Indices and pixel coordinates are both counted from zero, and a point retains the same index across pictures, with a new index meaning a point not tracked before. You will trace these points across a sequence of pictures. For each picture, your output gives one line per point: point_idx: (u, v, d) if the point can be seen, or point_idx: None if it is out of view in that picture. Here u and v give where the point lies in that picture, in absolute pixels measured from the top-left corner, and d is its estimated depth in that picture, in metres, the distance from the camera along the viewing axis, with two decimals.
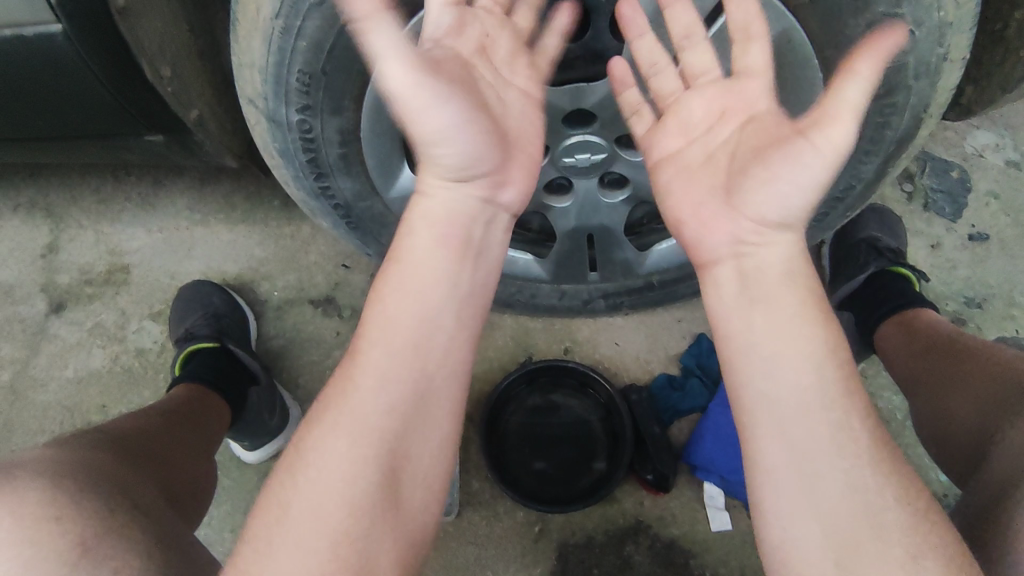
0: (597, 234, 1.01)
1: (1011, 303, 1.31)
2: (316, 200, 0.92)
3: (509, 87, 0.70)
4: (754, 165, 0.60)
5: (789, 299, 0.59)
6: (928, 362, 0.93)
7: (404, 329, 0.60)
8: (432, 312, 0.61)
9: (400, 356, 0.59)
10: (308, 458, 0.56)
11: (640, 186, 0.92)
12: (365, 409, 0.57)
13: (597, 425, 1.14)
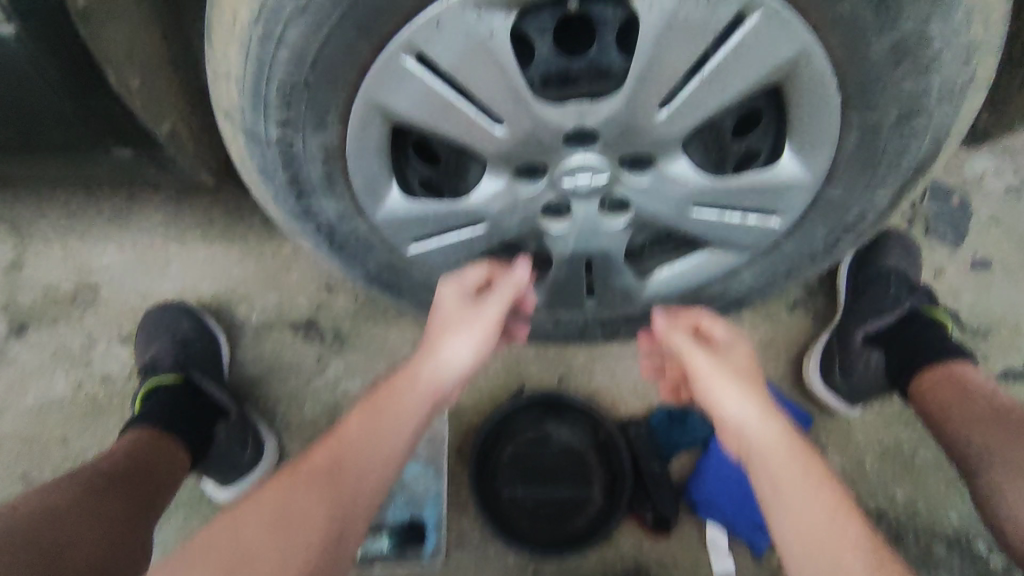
0: (596, 260, 0.95)
1: (1017, 333, 1.28)
2: (297, 220, 0.86)
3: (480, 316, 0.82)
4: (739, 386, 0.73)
5: (775, 428, 0.69)
6: (999, 432, 0.86)
7: (372, 457, 0.72)
8: (404, 425, 0.75)
9: (376, 448, 0.72)
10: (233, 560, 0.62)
11: (644, 210, 0.85)
12: (311, 485, 0.68)
13: (591, 459, 1.08)
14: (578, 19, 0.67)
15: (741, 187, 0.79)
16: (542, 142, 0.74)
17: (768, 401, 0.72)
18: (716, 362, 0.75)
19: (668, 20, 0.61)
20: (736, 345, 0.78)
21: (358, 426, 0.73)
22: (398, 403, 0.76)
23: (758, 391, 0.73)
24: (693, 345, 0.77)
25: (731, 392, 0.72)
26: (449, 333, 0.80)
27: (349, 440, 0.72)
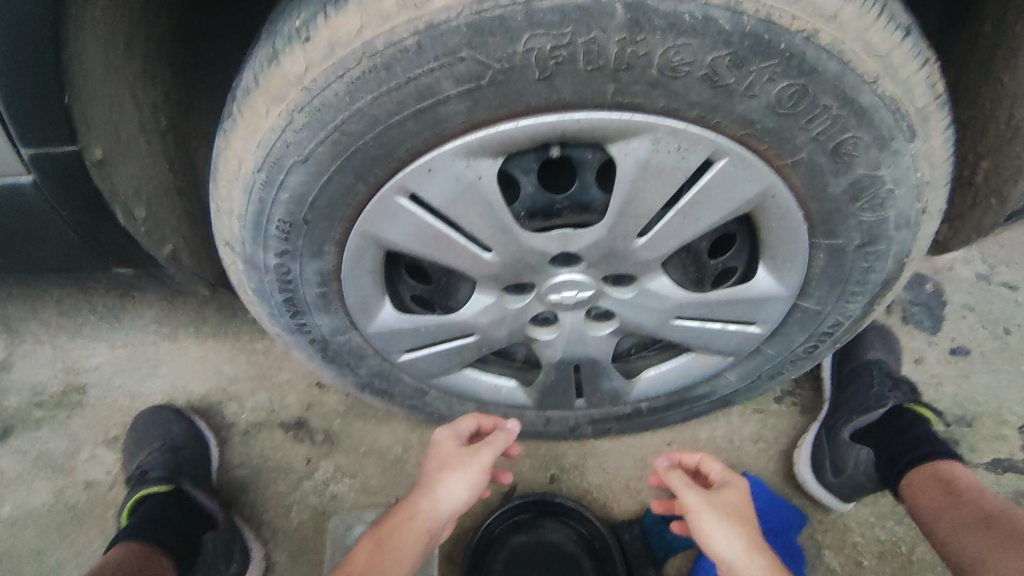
0: (584, 365, 0.98)
1: (1001, 421, 1.29)
2: (292, 334, 0.89)
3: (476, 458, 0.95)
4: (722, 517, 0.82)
5: (756, 563, 0.77)
6: (985, 539, 0.87)
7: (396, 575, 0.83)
8: (404, 557, 0.85)
9: (391, 568, 0.84)
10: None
11: (629, 322, 0.89)
12: None
13: (586, 564, 1.06)
14: (560, 161, 0.71)
15: (720, 301, 0.83)
16: (529, 265, 0.78)
17: (758, 535, 0.81)
18: (708, 500, 0.84)
19: (643, 164, 0.66)
20: (732, 484, 0.89)
21: (375, 554, 0.85)
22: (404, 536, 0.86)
23: (750, 526, 0.82)
24: (687, 484, 0.86)
25: (721, 532, 0.81)
26: (445, 475, 0.91)
27: (369, 565, 0.84)
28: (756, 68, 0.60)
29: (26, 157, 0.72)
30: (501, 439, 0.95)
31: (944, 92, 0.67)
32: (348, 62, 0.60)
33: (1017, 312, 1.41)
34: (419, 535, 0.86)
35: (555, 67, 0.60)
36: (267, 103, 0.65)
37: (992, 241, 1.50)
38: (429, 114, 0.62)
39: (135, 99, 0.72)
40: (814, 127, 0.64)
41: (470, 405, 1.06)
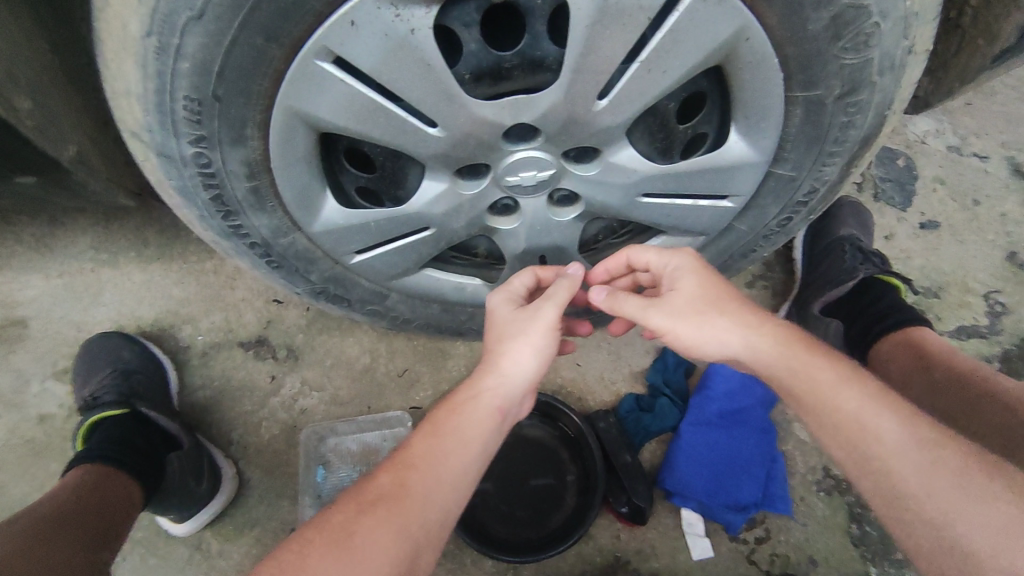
0: (550, 255, 0.92)
1: (967, 290, 1.29)
2: (228, 240, 0.82)
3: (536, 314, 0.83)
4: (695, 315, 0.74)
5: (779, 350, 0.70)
6: (958, 398, 0.91)
7: (472, 459, 0.75)
8: (473, 442, 0.76)
9: (456, 451, 0.75)
10: (344, 537, 0.67)
11: (593, 203, 0.83)
12: (379, 516, 0.68)
13: (564, 455, 1.06)
14: (503, 10, 0.63)
15: (690, 171, 0.78)
16: (481, 141, 0.70)
17: (744, 312, 0.73)
18: (668, 309, 0.76)
19: (598, 5, 0.58)
20: (682, 267, 0.78)
21: (430, 440, 0.75)
22: (466, 416, 0.78)
23: (731, 307, 0.73)
24: (640, 306, 0.78)
25: (705, 334, 0.73)
26: (506, 347, 0.82)
27: (425, 458, 0.74)
28: None
29: None
30: (564, 289, 0.82)
31: None
32: None
33: (987, 182, 1.38)
34: (488, 417, 0.78)
35: None
36: None
37: (964, 111, 1.45)
38: None
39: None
40: None
41: (435, 308, 1.02)
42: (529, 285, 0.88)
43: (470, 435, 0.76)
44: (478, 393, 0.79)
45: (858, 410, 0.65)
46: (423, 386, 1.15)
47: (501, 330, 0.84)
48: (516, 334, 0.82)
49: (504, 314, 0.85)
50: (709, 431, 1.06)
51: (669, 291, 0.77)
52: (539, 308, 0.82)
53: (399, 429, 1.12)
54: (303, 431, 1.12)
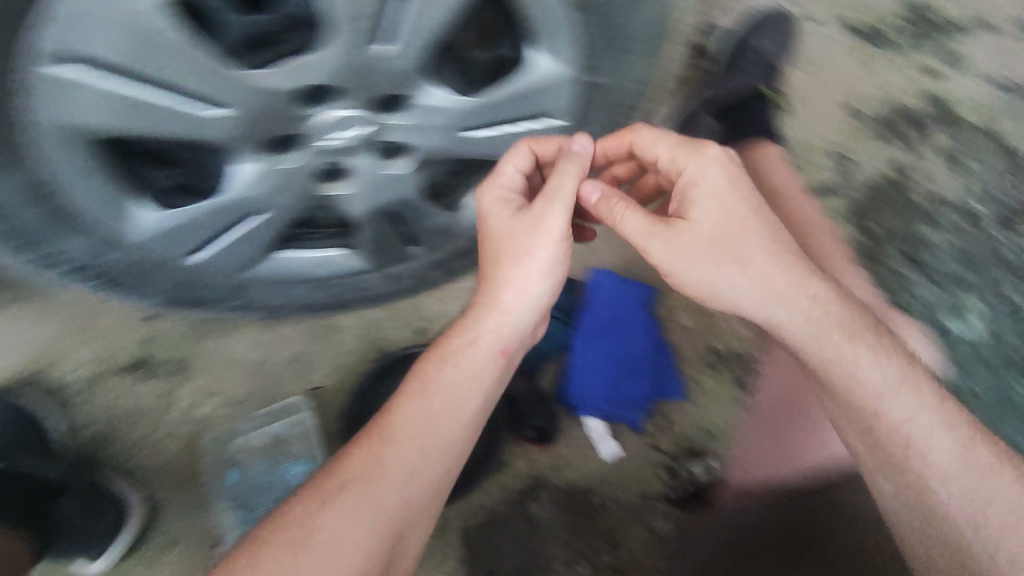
0: (399, 210, 0.91)
1: (816, 150, 1.30)
2: (46, 272, 0.78)
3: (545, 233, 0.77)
4: (712, 245, 0.76)
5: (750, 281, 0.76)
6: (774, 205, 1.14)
7: (457, 421, 0.74)
8: (462, 411, 0.75)
9: (448, 424, 0.73)
10: (305, 527, 0.65)
11: (423, 149, 0.81)
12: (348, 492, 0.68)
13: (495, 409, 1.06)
14: None
15: (508, 99, 0.77)
16: (276, 112, 0.69)
17: (703, 227, 0.76)
18: (652, 231, 0.77)
19: None
20: (705, 167, 0.77)
21: (410, 404, 0.73)
22: (457, 365, 0.76)
23: (693, 228, 0.76)
24: (628, 212, 0.77)
25: (700, 267, 0.76)
26: (511, 269, 0.78)
27: (403, 428, 0.72)
28: None
29: None
30: (567, 180, 0.78)
31: None
32: None
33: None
34: (479, 370, 0.77)
35: None
36: None
37: None
38: None
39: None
40: None
41: (304, 287, 1.01)
42: (523, 169, 0.82)
43: (439, 395, 0.74)
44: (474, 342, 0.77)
45: (807, 325, 0.76)
46: (318, 366, 1.15)
47: (554, 224, 0.77)
48: (521, 252, 0.78)
49: (507, 219, 0.79)
50: (597, 341, 1.10)
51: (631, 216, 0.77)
52: (541, 215, 0.78)
53: (302, 414, 1.12)
54: (208, 436, 1.11)
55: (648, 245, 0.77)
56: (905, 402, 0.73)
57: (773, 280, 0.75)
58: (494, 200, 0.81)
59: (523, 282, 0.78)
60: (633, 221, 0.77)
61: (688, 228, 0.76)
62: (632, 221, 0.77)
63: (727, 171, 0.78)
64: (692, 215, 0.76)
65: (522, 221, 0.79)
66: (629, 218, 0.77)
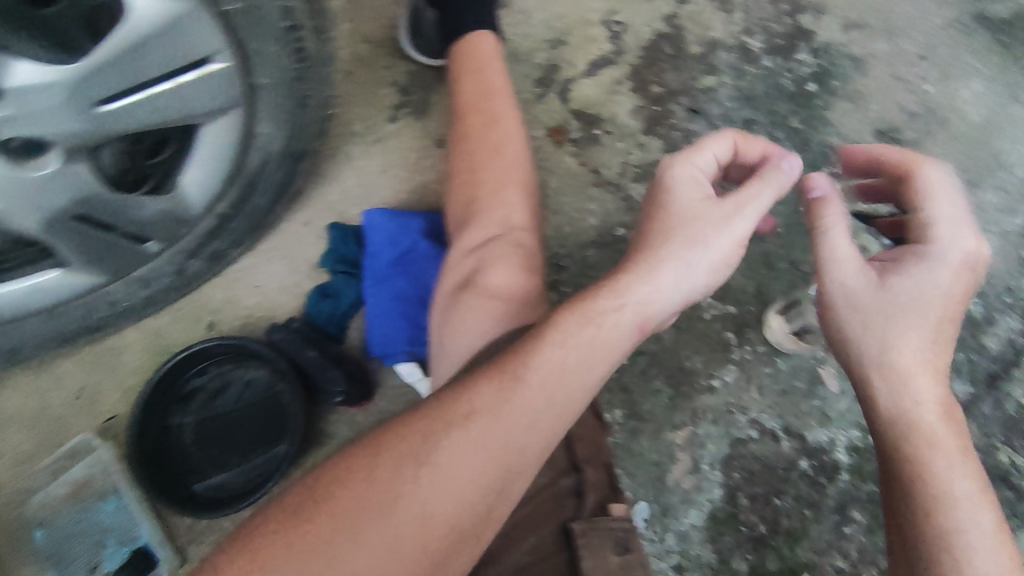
0: (87, 210, 0.78)
1: (587, 24, 1.22)
2: None
3: (728, 236, 0.69)
4: (679, 303, 0.70)
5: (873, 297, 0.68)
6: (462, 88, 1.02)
7: (562, 416, 0.64)
8: (531, 442, 0.63)
9: (485, 456, 0.61)
10: (384, 493, 0.60)
11: (63, 141, 0.69)
12: (370, 526, 0.58)
13: (290, 411, 0.99)
14: None
15: (124, 58, 0.67)
16: None
17: (900, 291, 0.67)
18: (654, 318, 0.69)
19: None
20: (952, 257, 0.67)
21: (518, 407, 0.63)
22: (600, 329, 0.67)
23: (902, 284, 0.67)
24: (678, 274, 0.69)
25: (661, 308, 0.69)
26: (603, 305, 0.68)
27: (498, 420, 0.63)
28: None
29: None
30: (783, 181, 0.71)
31: None
32: None
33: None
34: (546, 412, 0.64)
35: None
36: None
37: None
38: None
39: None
40: None
41: (38, 318, 0.89)
42: (720, 155, 0.75)
43: (574, 346, 0.66)
44: (547, 355, 0.65)
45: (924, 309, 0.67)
46: (107, 395, 1.04)
47: (687, 249, 0.69)
48: (659, 259, 0.69)
49: (693, 201, 0.71)
50: (387, 285, 1.04)
51: (678, 248, 0.69)
52: (729, 213, 0.70)
53: (98, 449, 1.02)
54: (3, 499, 1.01)
55: (658, 313, 0.69)
56: (947, 425, 0.66)
57: (864, 290, 0.69)
58: (683, 184, 0.72)
59: (674, 273, 0.69)
60: (745, 224, 0.69)
61: (688, 300, 0.71)
62: (668, 298, 0.69)
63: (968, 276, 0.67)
64: (715, 274, 0.70)
65: (710, 208, 0.70)
66: (741, 221, 0.69)
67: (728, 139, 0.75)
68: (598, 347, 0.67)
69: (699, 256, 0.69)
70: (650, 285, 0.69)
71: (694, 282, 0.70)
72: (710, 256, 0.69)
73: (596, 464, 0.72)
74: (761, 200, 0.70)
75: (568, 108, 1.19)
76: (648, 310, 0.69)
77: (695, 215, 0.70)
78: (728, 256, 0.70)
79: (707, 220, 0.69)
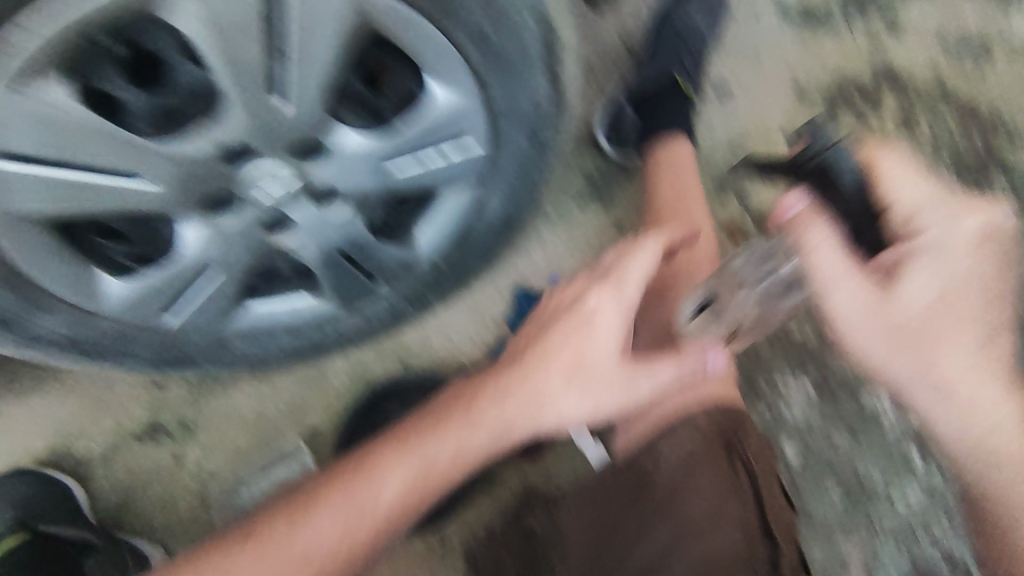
0: (349, 250, 0.98)
1: (769, 136, 1.29)
2: (31, 349, 0.84)
3: (642, 373, 0.84)
4: (606, 413, 0.84)
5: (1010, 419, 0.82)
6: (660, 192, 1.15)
7: (454, 474, 0.77)
8: (427, 491, 0.77)
9: (392, 499, 0.76)
10: (341, 491, 0.76)
11: (349, 189, 0.87)
12: (315, 527, 0.74)
13: None
14: (145, 58, 0.65)
15: (414, 131, 0.84)
16: (201, 177, 0.75)
17: (908, 305, 0.77)
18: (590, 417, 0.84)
19: (211, 17, 0.61)
20: (950, 236, 0.77)
21: (429, 446, 0.78)
22: (473, 422, 0.79)
23: (901, 305, 0.77)
24: (612, 392, 0.83)
25: (573, 414, 0.81)
26: (446, 455, 0.78)
27: (417, 460, 0.77)
28: None
29: None
30: (693, 347, 0.82)
31: None
32: None
33: (759, 30, 1.32)
34: (455, 462, 0.78)
35: None
36: None
37: None
38: None
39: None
40: None
41: (281, 337, 1.06)
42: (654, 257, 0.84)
43: (483, 423, 0.79)
44: (475, 417, 0.79)
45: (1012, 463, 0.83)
46: (314, 409, 1.22)
47: (574, 377, 0.81)
48: (535, 389, 0.80)
49: (609, 331, 0.82)
50: None
51: (555, 382, 0.81)
52: (636, 371, 0.83)
53: (300, 455, 1.20)
54: (220, 486, 1.20)
55: (574, 414, 0.82)
56: None
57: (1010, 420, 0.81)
58: (601, 294, 0.82)
59: (501, 435, 0.81)
60: (600, 405, 0.83)
61: (517, 445, 0.82)
62: (589, 404, 0.82)
63: (976, 242, 0.77)
64: (610, 404, 0.83)
65: (552, 377, 0.81)
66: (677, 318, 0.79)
67: (821, 222, 0.74)
68: (532, 417, 0.80)
69: (604, 385, 0.82)
70: (580, 390, 0.82)
71: (543, 428, 0.81)
72: (547, 416, 0.81)
73: (789, 541, 0.82)
74: (656, 367, 0.84)
75: (746, 211, 1.26)
76: (567, 414, 0.81)
77: (608, 325, 0.82)
78: (608, 403, 0.83)
79: (607, 348, 0.82)
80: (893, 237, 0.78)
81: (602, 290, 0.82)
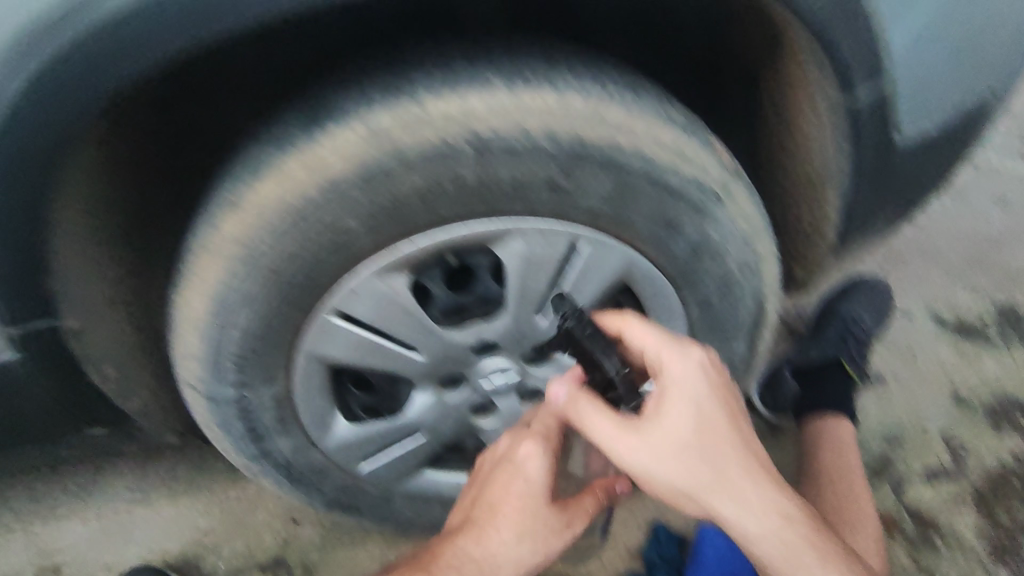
0: None
1: (925, 433, 1.30)
2: (258, 461, 0.98)
3: (563, 523, 0.87)
4: (545, 560, 0.86)
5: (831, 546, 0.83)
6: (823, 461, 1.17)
7: None
8: None
9: None
10: None
11: None
12: None
13: None
14: (460, 266, 0.84)
15: None
16: (454, 359, 0.90)
17: (669, 423, 0.75)
18: (541, 561, 0.86)
19: (525, 255, 0.79)
20: (688, 369, 0.76)
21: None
22: (442, 557, 0.83)
23: (665, 424, 0.75)
24: (552, 528, 0.85)
25: (523, 553, 0.84)
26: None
27: None
28: (584, 175, 0.73)
29: (14, 334, 0.75)
30: (588, 503, 0.90)
31: (734, 166, 0.81)
32: (272, 215, 0.71)
33: (916, 333, 1.42)
34: None
35: (430, 194, 0.71)
36: (212, 258, 0.74)
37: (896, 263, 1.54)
38: (342, 249, 0.74)
39: (95, 264, 0.74)
40: (641, 207, 0.77)
41: (435, 507, 1.13)
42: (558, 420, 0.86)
43: (466, 557, 0.82)
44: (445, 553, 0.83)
45: None
46: None
47: (510, 511, 0.84)
48: (488, 531, 0.83)
49: (534, 467, 0.84)
50: None
51: (501, 527, 0.83)
52: (564, 524, 0.87)
53: None
54: None
55: (515, 560, 0.84)
56: None
57: None
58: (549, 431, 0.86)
59: (456, 556, 0.83)
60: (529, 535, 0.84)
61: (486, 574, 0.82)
62: (520, 551, 0.84)
63: (707, 376, 0.77)
64: (550, 550, 0.86)
65: (483, 497, 0.85)
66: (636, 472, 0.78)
67: (686, 363, 0.77)
68: (481, 551, 0.83)
69: (536, 530, 0.84)
70: (523, 530, 0.84)
71: (498, 561, 0.83)
72: (490, 555, 0.83)
73: None
74: (575, 521, 0.88)
75: (902, 504, 1.23)
76: (514, 563, 0.84)
77: (516, 464, 0.85)
78: (545, 547, 0.85)
79: (536, 476, 0.84)
80: (651, 353, 0.80)
81: (531, 443, 0.85)
